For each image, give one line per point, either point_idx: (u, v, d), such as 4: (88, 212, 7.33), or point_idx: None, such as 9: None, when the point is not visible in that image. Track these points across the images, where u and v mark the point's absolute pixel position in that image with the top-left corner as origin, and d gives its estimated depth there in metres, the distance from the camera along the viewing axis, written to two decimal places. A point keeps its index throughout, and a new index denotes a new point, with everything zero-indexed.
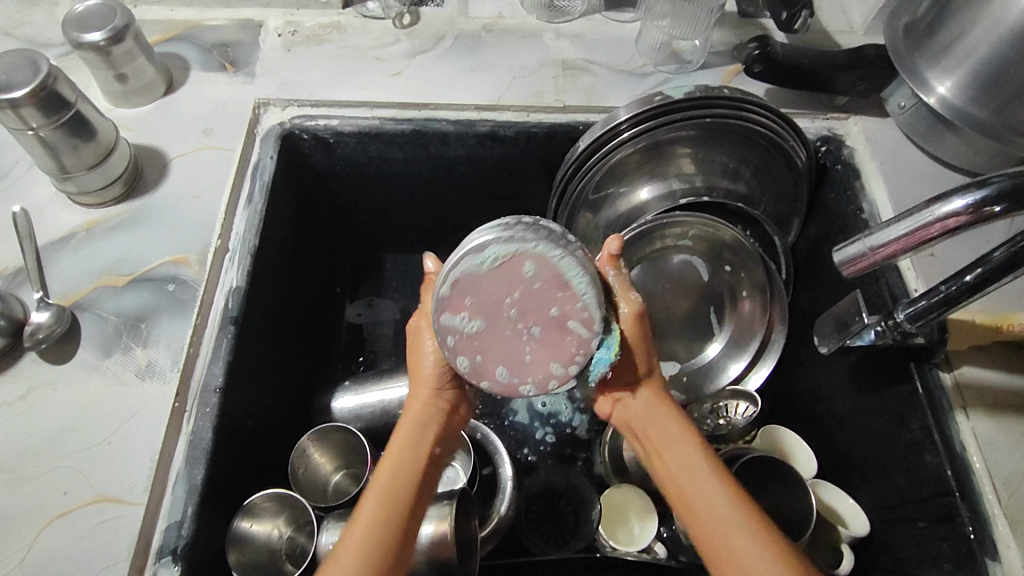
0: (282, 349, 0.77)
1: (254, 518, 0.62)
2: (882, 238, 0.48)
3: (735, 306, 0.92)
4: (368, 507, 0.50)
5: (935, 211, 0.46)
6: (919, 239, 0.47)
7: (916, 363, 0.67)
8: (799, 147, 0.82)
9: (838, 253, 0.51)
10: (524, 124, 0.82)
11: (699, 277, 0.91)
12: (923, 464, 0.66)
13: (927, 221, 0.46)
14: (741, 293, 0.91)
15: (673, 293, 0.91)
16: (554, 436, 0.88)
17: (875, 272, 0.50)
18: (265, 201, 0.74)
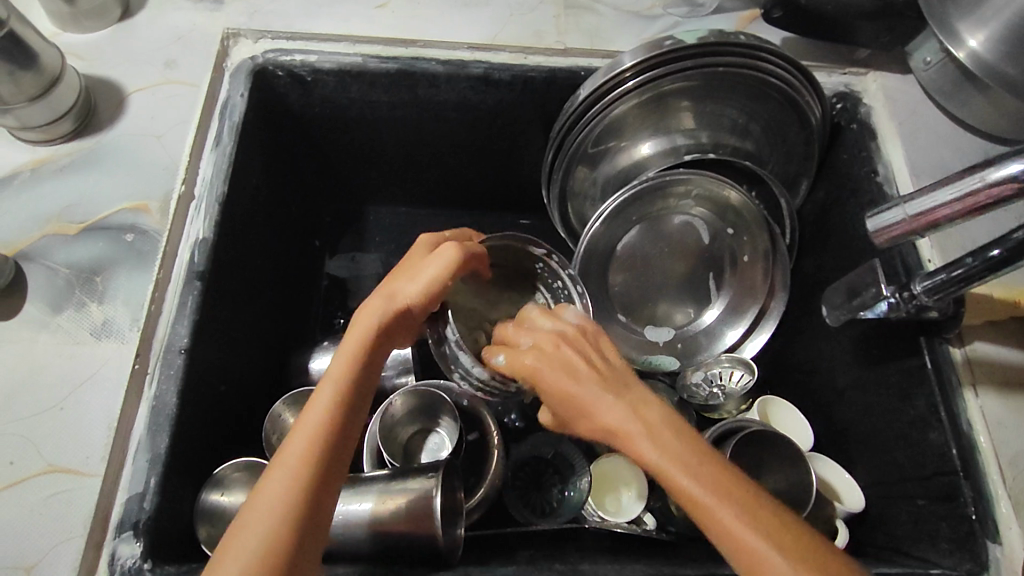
0: (253, 304, 0.71)
1: (225, 489, 0.57)
2: (925, 204, 0.43)
3: (736, 270, 0.87)
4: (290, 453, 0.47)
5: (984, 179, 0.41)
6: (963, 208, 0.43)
7: (926, 337, 0.65)
8: (813, 102, 0.77)
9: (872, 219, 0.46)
10: (520, 67, 0.76)
11: (699, 240, 0.86)
12: (927, 441, 0.64)
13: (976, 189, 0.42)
14: (742, 256, 0.87)
15: (671, 256, 0.87)
16: None
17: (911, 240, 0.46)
18: (234, 143, 0.67)
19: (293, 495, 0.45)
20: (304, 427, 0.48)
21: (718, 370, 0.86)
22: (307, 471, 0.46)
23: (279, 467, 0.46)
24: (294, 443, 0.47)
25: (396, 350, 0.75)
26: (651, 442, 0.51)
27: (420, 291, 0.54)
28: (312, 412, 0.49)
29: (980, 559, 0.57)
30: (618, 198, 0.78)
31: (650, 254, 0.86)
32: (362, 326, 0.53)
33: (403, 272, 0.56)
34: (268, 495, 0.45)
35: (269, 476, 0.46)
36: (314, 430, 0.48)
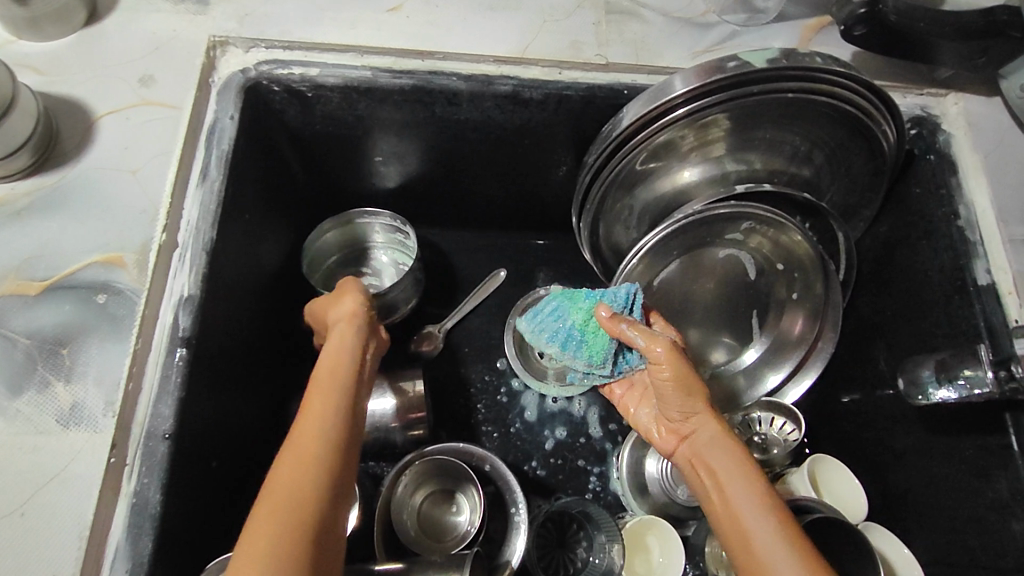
0: (246, 355, 0.63)
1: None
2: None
3: (783, 308, 0.79)
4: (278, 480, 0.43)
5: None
6: None
7: (1014, 414, 0.58)
8: (887, 130, 0.67)
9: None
10: (555, 84, 0.66)
11: (744, 275, 0.77)
12: (1008, 531, 0.58)
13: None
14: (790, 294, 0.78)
15: (713, 292, 0.78)
16: (567, 431, 0.81)
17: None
18: (223, 178, 0.58)
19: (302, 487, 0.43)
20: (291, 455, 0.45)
21: (758, 415, 0.78)
22: (321, 468, 0.44)
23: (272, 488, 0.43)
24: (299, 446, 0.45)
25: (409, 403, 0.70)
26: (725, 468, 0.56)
27: (354, 319, 0.57)
28: (315, 415, 0.47)
29: None
30: (658, 233, 0.69)
31: (689, 290, 0.78)
32: (332, 356, 0.53)
33: (335, 301, 0.60)
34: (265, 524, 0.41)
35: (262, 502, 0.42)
36: (315, 424, 0.47)
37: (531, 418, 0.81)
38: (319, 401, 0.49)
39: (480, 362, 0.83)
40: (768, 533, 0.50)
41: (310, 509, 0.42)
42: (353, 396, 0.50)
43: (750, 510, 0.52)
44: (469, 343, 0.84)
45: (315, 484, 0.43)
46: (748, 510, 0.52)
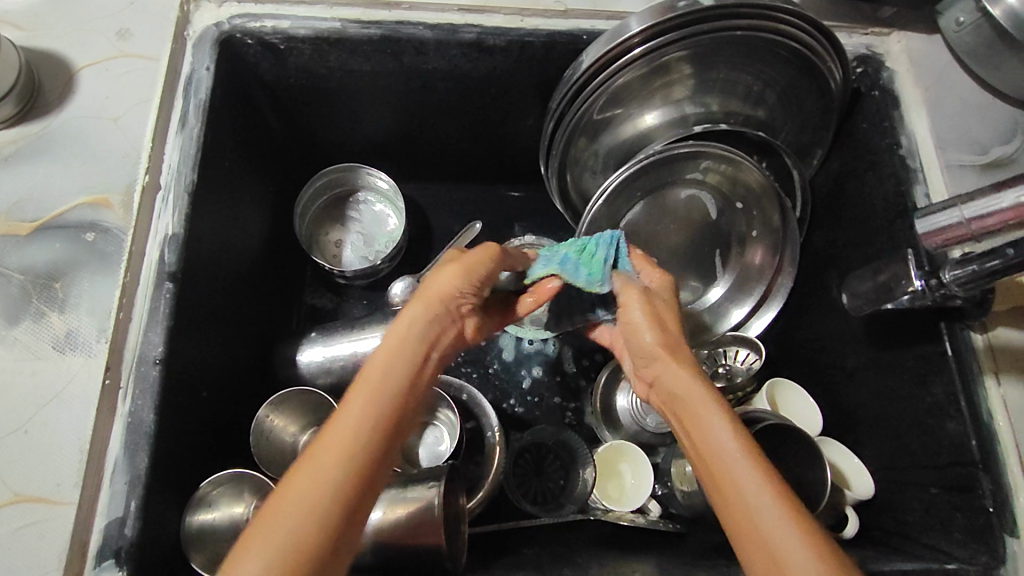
0: (231, 298, 0.66)
1: (210, 506, 0.55)
2: (985, 207, 0.46)
3: (743, 247, 0.83)
4: (306, 470, 0.39)
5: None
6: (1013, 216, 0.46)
7: (947, 322, 0.62)
8: (834, 68, 0.71)
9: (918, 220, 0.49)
10: (517, 31, 0.69)
11: (706, 215, 0.81)
12: (943, 431, 0.62)
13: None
14: (750, 232, 0.82)
15: (677, 232, 0.82)
16: (543, 370, 0.85)
17: (960, 246, 0.49)
18: (202, 125, 0.61)
19: (350, 452, 0.40)
20: (330, 442, 0.40)
21: (724, 348, 0.82)
22: (350, 469, 0.39)
23: (294, 480, 0.38)
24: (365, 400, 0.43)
25: None
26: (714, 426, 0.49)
27: (449, 289, 0.52)
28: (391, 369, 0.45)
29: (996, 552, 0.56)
30: (620, 174, 0.72)
31: (656, 232, 0.81)
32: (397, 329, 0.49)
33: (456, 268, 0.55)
34: (282, 518, 0.37)
35: (283, 493, 0.38)
36: (387, 376, 0.44)
37: (509, 359, 0.85)
38: (391, 351, 0.47)
39: None
40: (750, 477, 0.44)
41: (322, 511, 0.37)
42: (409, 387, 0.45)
43: (727, 435, 0.47)
44: None
45: (337, 484, 0.38)
46: (721, 434, 0.47)
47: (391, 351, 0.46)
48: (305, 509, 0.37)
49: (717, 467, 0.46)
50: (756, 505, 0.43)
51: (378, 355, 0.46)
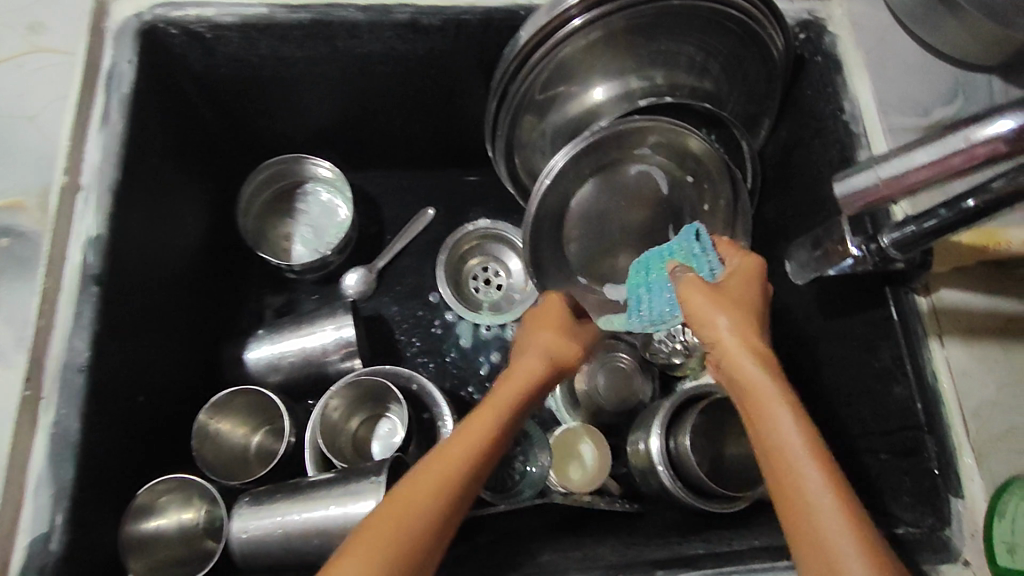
0: (162, 300, 0.65)
1: (158, 513, 0.59)
2: (902, 168, 0.39)
3: (702, 224, 0.82)
4: (398, 522, 0.45)
5: (965, 143, 0.37)
6: (949, 169, 0.38)
7: (892, 287, 0.62)
8: (776, 35, 0.70)
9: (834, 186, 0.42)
10: (451, 9, 0.67)
11: (658, 191, 0.79)
12: (891, 396, 0.62)
13: (956, 155, 0.37)
14: (704, 207, 0.81)
15: (629, 210, 0.79)
16: (501, 355, 0.84)
17: (883, 207, 0.42)
18: (125, 120, 0.59)
19: (439, 515, 0.46)
20: (417, 500, 0.46)
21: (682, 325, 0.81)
22: (431, 520, 0.46)
23: (386, 529, 0.44)
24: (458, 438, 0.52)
25: (339, 334, 0.73)
26: (778, 420, 0.46)
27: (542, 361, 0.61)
28: (477, 433, 0.52)
29: (940, 514, 0.57)
30: (567, 151, 0.71)
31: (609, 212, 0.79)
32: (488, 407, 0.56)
33: (542, 327, 0.64)
34: (369, 558, 0.43)
35: (375, 534, 0.44)
36: (473, 452, 0.51)
37: (466, 346, 0.84)
38: (480, 435, 0.53)
39: (413, 299, 0.86)
40: (819, 484, 0.43)
41: (409, 559, 0.44)
42: (489, 460, 0.52)
43: (799, 440, 0.45)
44: (402, 281, 0.87)
45: (423, 536, 0.45)
46: (793, 436, 0.45)
47: (483, 424, 0.54)
48: (393, 552, 0.43)
49: (787, 471, 0.44)
50: (826, 517, 0.42)
51: (473, 423, 0.54)
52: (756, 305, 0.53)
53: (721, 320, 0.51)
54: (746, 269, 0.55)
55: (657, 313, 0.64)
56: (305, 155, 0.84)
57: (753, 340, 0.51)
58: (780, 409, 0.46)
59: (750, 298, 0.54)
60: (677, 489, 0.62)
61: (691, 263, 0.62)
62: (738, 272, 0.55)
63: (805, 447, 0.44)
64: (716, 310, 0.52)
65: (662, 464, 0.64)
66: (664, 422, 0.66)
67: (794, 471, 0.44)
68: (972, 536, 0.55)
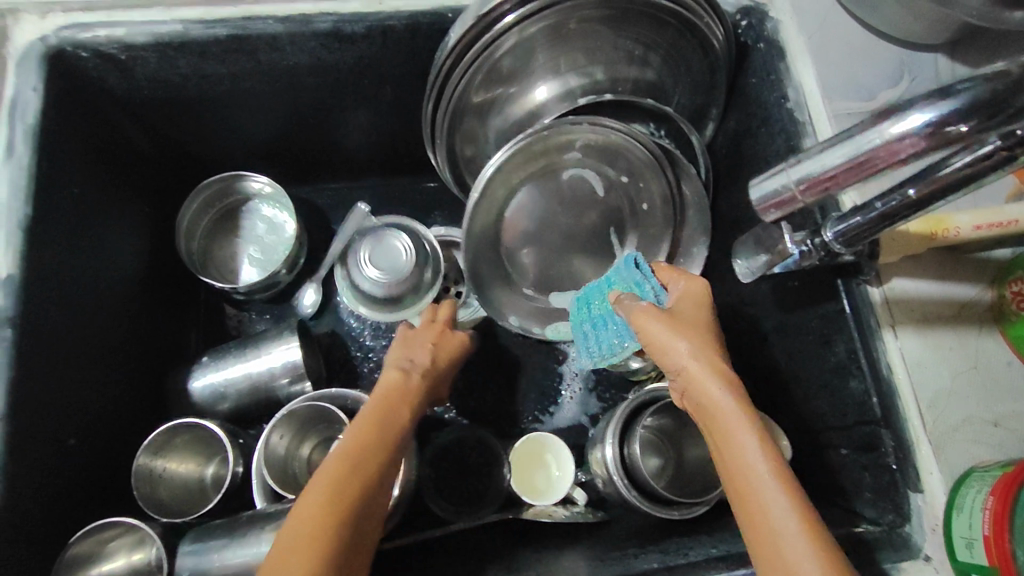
0: (103, 335, 0.63)
1: (105, 560, 0.56)
2: (816, 170, 0.37)
3: (638, 222, 0.81)
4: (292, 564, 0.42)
5: (882, 137, 0.35)
6: (866, 166, 0.36)
7: (843, 278, 0.60)
8: (714, 24, 0.67)
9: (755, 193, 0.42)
10: (375, 15, 0.64)
11: (595, 191, 0.78)
12: (848, 390, 0.61)
13: (873, 149, 0.35)
14: (642, 204, 0.80)
15: (567, 215, 0.79)
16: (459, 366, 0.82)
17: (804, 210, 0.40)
18: (33, 152, 0.57)
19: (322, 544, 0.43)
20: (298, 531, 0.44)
21: None
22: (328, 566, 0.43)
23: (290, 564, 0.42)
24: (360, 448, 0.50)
25: (287, 355, 0.70)
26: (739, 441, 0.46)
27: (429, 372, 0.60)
28: (367, 445, 0.50)
29: (902, 509, 0.56)
30: (498, 157, 0.68)
31: (554, 215, 0.78)
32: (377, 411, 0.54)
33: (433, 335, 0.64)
34: None
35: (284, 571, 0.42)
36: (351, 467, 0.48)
37: None
38: (368, 442, 0.50)
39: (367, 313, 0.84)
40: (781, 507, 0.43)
41: None
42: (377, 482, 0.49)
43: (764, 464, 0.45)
44: None
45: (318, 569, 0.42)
46: (757, 461, 0.45)
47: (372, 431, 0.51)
48: None
49: (753, 498, 0.44)
50: (792, 542, 0.41)
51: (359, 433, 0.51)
52: (713, 330, 0.54)
53: (680, 343, 0.52)
54: (693, 296, 0.56)
55: (605, 347, 0.65)
56: (246, 173, 0.81)
57: (720, 362, 0.51)
58: (745, 434, 0.46)
59: (707, 325, 0.54)
60: (633, 498, 0.60)
61: (634, 290, 0.62)
62: (687, 299, 0.56)
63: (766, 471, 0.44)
64: (674, 333, 0.52)
65: (615, 472, 0.62)
66: (617, 430, 0.64)
67: (756, 492, 0.44)
68: (934, 530, 0.54)
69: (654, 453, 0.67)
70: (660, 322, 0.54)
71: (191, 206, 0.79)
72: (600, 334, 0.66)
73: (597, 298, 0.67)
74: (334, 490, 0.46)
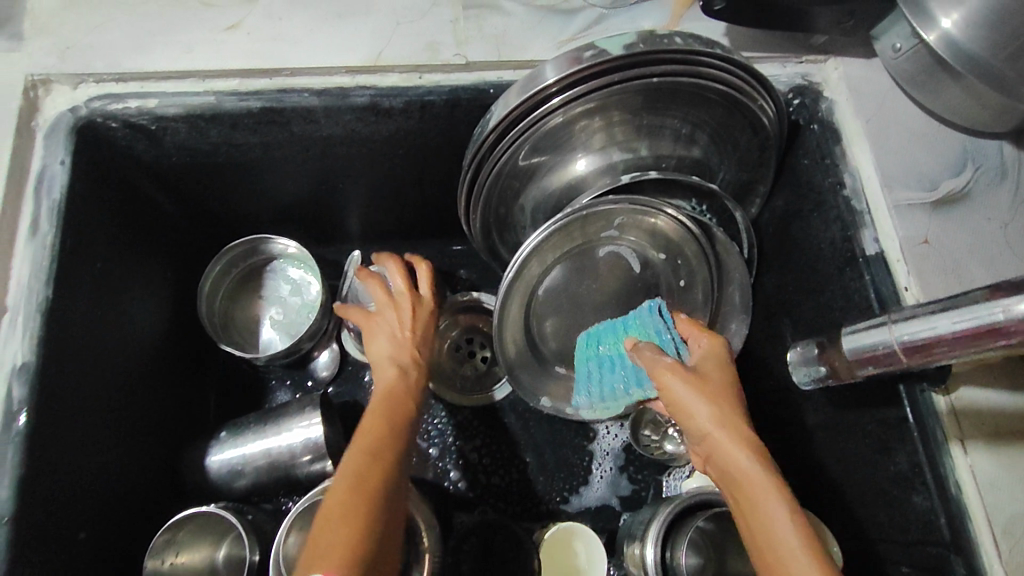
0: (121, 413, 0.60)
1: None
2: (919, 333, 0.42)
3: (676, 299, 0.76)
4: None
5: (1000, 314, 0.37)
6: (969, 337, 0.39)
7: (906, 384, 0.57)
8: (766, 103, 0.65)
9: (851, 338, 0.46)
10: (413, 90, 0.62)
11: (631, 270, 0.74)
12: (910, 504, 0.56)
13: (986, 324, 0.38)
14: (680, 280, 0.75)
15: (602, 292, 0.75)
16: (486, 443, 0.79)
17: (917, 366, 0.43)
18: (57, 230, 0.55)
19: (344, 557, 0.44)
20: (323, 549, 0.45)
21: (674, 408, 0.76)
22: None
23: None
24: (380, 448, 0.51)
25: (308, 435, 0.66)
26: (768, 512, 0.45)
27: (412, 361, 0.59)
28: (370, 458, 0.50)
29: None
30: (537, 237, 0.65)
31: (591, 291, 0.74)
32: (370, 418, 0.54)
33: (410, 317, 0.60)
34: None
35: None
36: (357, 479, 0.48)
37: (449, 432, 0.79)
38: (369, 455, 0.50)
39: None
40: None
41: None
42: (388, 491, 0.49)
43: (790, 530, 0.44)
44: None
45: None
46: (785, 527, 0.44)
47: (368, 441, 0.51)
48: None
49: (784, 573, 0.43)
50: None
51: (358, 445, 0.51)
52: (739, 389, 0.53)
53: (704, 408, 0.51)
54: (717, 358, 0.56)
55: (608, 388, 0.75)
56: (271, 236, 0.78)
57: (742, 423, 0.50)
58: (773, 501, 0.45)
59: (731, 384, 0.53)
60: None
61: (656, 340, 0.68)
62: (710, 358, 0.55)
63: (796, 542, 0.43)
64: (694, 395, 0.51)
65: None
66: (658, 533, 0.61)
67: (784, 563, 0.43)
68: None
69: (695, 551, 0.60)
70: (680, 384, 0.52)
71: (218, 266, 0.76)
72: (605, 376, 0.74)
73: (606, 339, 0.72)
74: (353, 500, 0.47)
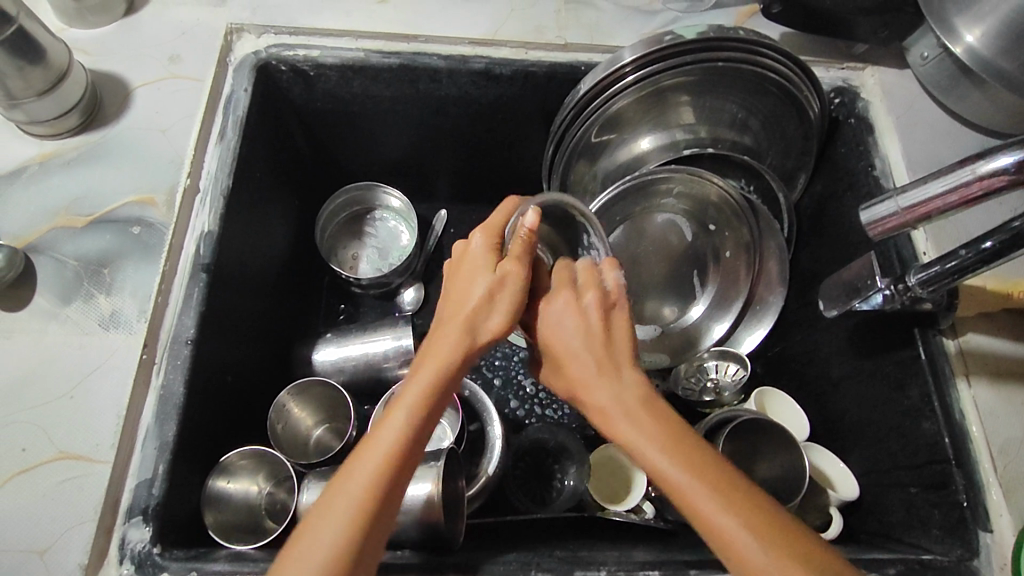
0: (257, 296, 0.73)
1: (229, 477, 0.62)
2: (917, 197, 0.48)
3: (720, 265, 0.89)
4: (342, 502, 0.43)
5: (972, 174, 0.45)
6: (956, 198, 0.47)
7: (921, 328, 0.65)
8: (812, 98, 0.77)
9: (868, 212, 0.51)
10: (521, 62, 0.77)
11: (681, 238, 0.87)
12: (920, 431, 0.65)
13: (963, 181, 0.46)
14: (724, 251, 0.88)
15: (656, 257, 0.88)
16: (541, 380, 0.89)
17: (902, 233, 0.51)
18: (238, 138, 0.69)
19: (372, 494, 0.43)
20: (361, 471, 0.44)
21: (713, 363, 0.87)
22: (361, 513, 0.43)
23: (334, 503, 0.43)
24: (392, 427, 0.46)
25: (396, 343, 0.78)
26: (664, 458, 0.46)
27: (499, 315, 0.50)
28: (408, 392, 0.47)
29: (970, 544, 0.59)
30: (603, 196, 0.78)
31: (645, 250, 0.88)
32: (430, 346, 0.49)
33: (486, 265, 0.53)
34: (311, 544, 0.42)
35: (319, 519, 0.43)
36: (408, 419, 0.46)
37: (510, 367, 0.90)
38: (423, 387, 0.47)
39: None
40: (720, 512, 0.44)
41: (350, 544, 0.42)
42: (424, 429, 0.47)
43: (703, 488, 0.45)
44: None
45: (351, 518, 0.43)
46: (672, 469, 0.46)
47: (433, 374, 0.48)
48: (344, 536, 0.42)
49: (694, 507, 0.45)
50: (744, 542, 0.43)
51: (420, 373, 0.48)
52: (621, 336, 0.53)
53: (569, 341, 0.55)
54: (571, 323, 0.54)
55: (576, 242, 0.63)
56: (382, 186, 0.91)
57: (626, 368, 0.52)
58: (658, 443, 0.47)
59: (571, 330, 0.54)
60: None
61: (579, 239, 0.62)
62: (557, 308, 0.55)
63: (739, 517, 0.44)
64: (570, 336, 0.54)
65: None
66: None
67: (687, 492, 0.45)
68: (1002, 568, 0.58)
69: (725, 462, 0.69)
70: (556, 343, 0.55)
71: (333, 205, 0.89)
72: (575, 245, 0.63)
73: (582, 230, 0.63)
74: (389, 442, 0.45)
